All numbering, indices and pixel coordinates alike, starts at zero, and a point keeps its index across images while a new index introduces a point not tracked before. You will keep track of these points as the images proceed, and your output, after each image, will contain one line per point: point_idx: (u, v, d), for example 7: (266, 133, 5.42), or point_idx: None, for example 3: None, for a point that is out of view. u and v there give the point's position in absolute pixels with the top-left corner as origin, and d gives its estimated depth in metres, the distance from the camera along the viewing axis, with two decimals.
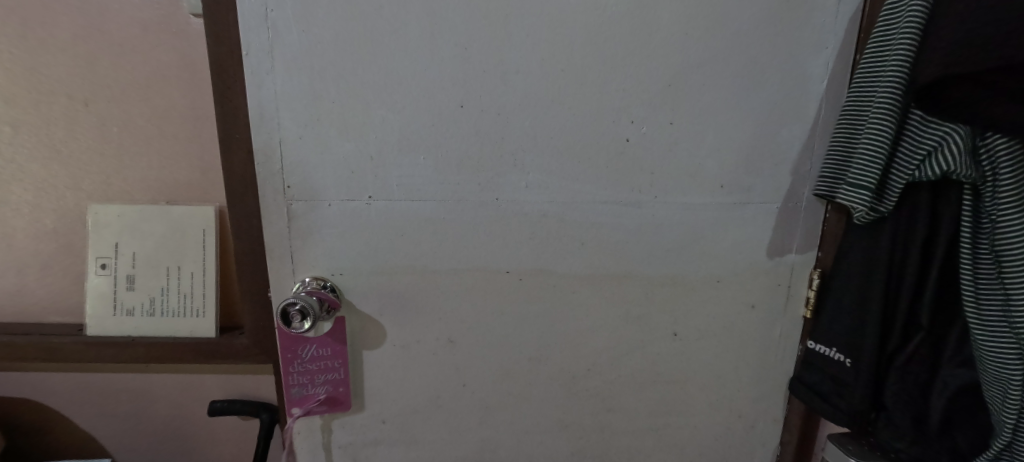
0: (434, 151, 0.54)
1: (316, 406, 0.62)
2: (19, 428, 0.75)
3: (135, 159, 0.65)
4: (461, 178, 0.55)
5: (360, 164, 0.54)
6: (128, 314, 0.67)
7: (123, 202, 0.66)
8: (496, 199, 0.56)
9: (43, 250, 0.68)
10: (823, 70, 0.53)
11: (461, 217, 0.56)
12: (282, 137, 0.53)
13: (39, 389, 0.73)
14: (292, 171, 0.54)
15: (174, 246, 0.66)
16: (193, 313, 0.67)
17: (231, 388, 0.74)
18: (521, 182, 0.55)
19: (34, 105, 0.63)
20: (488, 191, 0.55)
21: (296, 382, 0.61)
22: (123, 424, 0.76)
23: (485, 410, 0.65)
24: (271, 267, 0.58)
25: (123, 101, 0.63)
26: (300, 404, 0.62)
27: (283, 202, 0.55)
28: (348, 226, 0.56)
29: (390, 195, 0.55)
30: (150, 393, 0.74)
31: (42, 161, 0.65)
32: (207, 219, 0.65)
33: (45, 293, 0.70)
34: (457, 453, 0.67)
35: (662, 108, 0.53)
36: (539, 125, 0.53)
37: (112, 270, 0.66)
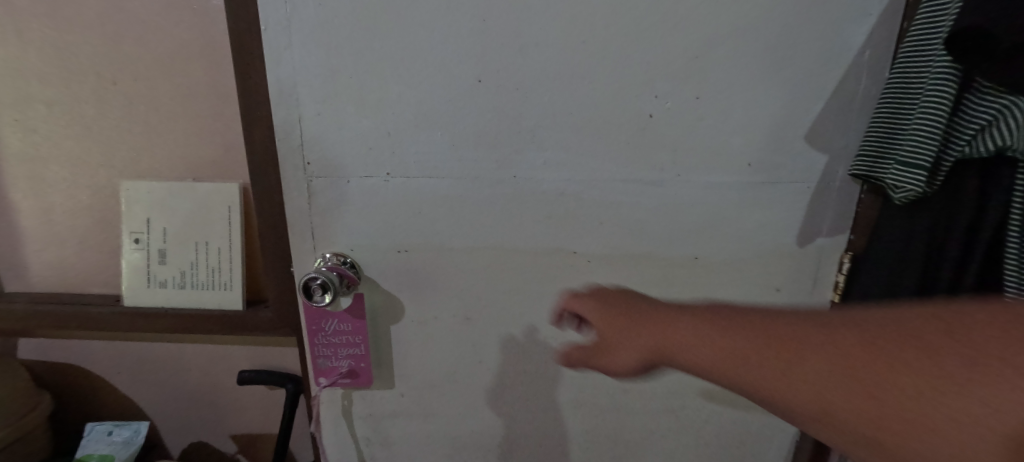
0: (452, 127, 0.53)
1: (340, 378, 0.64)
2: (68, 391, 0.80)
3: (162, 137, 0.67)
4: (479, 154, 0.54)
5: (378, 139, 0.54)
6: (161, 286, 0.70)
7: (153, 178, 0.68)
8: (513, 176, 0.55)
9: (81, 225, 0.71)
10: (866, 40, 0.49)
11: (478, 194, 0.56)
12: (301, 113, 0.53)
13: (83, 356, 0.78)
14: (311, 147, 0.55)
15: (201, 221, 0.68)
16: (221, 286, 0.69)
17: (259, 359, 0.77)
18: (538, 161, 0.54)
19: (66, 84, 0.65)
20: (505, 169, 0.55)
21: (321, 354, 0.63)
22: (159, 390, 0.80)
23: (499, 388, 0.66)
24: (293, 242, 0.59)
25: (150, 79, 0.64)
26: (326, 375, 0.64)
27: (303, 178, 0.56)
28: (366, 202, 0.57)
29: (406, 171, 0.55)
30: (184, 361, 0.78)
31: (77, 138, 0.67)
32: (232, 195, 0.67)
33: (83, 266, 0.73)
34: (473, 427, 0.68)
35: (688, 82, 0.51)
36: (558, 101, 0.52)
37: (145, 244, 0.69)
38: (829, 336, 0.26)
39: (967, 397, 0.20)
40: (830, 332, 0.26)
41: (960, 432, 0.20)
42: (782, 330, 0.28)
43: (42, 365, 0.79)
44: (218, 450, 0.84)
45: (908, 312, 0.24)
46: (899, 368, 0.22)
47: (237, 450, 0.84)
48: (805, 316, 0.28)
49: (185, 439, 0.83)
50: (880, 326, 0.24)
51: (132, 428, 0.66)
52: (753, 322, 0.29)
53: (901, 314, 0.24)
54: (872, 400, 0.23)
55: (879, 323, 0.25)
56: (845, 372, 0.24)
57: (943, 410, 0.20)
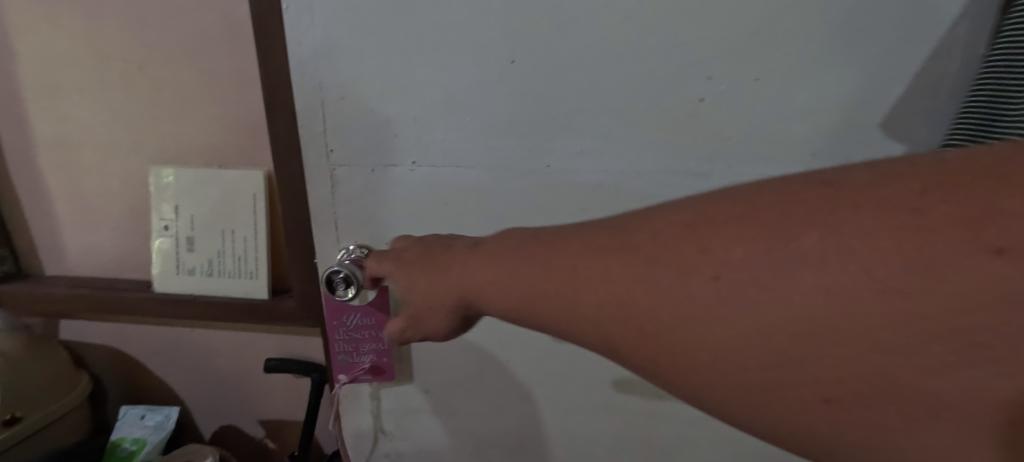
0: (481, 113, 0.50)
1: (362, 374, 0.63)
2: (106, 372, 0.82)
3: (188, 124, 0.66)
4: (510, 142, 0.50)
5: (402, 125, 0.51)
6: (189, 273, 0.70)
7: (180, 165, 0.68)
8: (546, 166, 0.51)
9: (113, 211, 0.72)
10: (961, 9, 0.42)
11: (507, 186, 0.52)
12: (324, 98, 0.51)
13: (119, 339, 0.80)
14: (334, 134, 0.52)
15: (227, 209, 0.67)
16: (247, 275, 0.69)
17: (285, 348, 0.77)
18: (572, 150, 0.50)
19: (96, 69, 0.65)
20: (537, 158, 0.51)
21: (342, 350, 0.60)
22: (190, 374, 0.81)
23: (526, 388, 0.63)
24: (316, 233, 0.58)
25: (175, 64, 0.63)
26: (346, 371, 0.62)
27: (325, 166, 0.54)
28: (390, 193, 0.54)
29: (432, 160, 0.52)
30: (213, 347, 0.79)
31: (107, 125, 0.67)
32: (256, 183, 0.66)
33: (116, 252, 0.74)
34: (498, 426, 0.66)
35: (745, 62, 0.45)
36: (598, 84, 0.47)
37: (173, 231, 0.69)
38: (686, 301, 0.20)
39: (831, 367, 0.17)
40: (682, 294, 0.20)
41: (817, 400, 0.17)
42: (633, 291, 0.22)
43: (82, 346, 0.81)
44: (246, 435, 0.85)
45: (767, 245, 0.18)
46: (757, 336, 0.18)
47: (264, 436, 0.85)
48: (648, 259, 0.21)
49: (215, 423, 0.85)
50: (739, 274, 0.19)
51: (163, 413, 0.67)
52: (602, 282, 0.23)
53: (760, 247, 0.18)
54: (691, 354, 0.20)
55: (734, 269, 0.19)
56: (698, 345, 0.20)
57: (801, 377, 0.18)
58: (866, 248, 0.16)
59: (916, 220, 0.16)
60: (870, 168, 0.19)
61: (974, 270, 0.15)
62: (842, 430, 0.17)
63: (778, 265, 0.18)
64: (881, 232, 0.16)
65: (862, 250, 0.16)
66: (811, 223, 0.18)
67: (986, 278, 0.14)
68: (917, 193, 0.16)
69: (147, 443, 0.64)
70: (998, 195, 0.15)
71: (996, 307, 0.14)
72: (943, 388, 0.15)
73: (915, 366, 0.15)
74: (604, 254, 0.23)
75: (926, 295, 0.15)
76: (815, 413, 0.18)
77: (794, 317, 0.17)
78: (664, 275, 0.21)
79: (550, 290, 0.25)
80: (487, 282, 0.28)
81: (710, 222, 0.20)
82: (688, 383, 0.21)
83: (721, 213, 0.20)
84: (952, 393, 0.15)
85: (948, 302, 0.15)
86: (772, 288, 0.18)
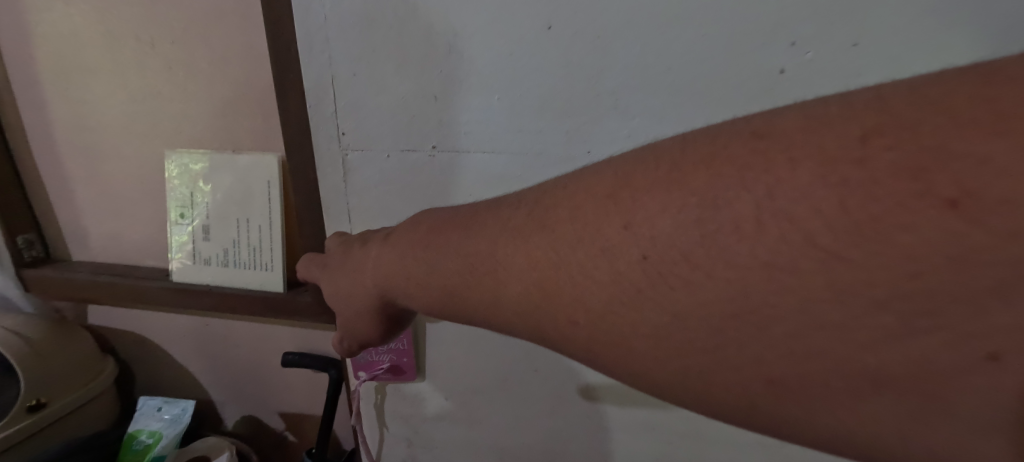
0: (511, 90, 0.43)
1: (381, 373, 0.59)
2: (131, 358, 0.82)
3: (201, 106, 0.62)
4: (545, 124, 0.43)
5: (420, 105, 0.45)
6: (205, 263, 0.67)
7: (195, 150, 0.65)
8: (587, 152, 0.44)
9: (131, 197, 0.70)
10: None
11: (539, 175, 0.45)
12: (335, 74, 0.45)
13: (143, 326, 0.79)
14: (347, 115, 0.47)
15: (242, 196, 0.64)
16: (262, 266, 0.65)
17: (303, 342, 0.74)
18: (617, 134, 0.43)
19: (110, 49, 0.62)
20: (576, 143, 0.43)
21: None
22: (210, 364, 0.80)
23: (555, 400, 0.57)
24: (329, 225, 0.53)
25: (185, 41, 0.59)
26: (366, 369, 0.59)
27: (337, 151, 0.49)
28: (408, 181, 0.48)
29: (453, 144, 0.46)
30: (232, 338, 0.77)
31: (124, 107, 0.65)
32: (271, 169, 0.62)
33: (136, 239, 0.73)
34: (523, 439, 0.60)
35: (843, 22, 0.36)
36: (653, 52, 0.39)
37: (190, 220, 0.67)
38: (608, 286, 0.19)
39: (766, 350, 0.16)
40: (606, 274, 0.19)
41: (758, 374, 0.16)
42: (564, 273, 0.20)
43: (109, 332, 0.81)
44: (266, 427, 0.84)
45: (691, 214, 0.16)
46: (689, 318, 0.17)
47: (284, 429, 0.83)
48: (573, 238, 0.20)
49: (236, 413, 0.84)
50: (664, 252, 0.17)
51: (179, 406, 0.66)
52: (532, 265, 0.21)
53: (685, 218, 0.17)
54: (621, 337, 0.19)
55: (661, 247, 0.17)
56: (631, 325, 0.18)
57: (741, 353, 0.16)
58: (798, 213, 0.14)
59: (858, 172, 0.14)
60: (826, 105, 0.17)
61: (914, 223, 0.13)
62: (782, 414, 0.17)
63: (708, 237, 0.16)
64: (818, 190, 0.14)
65: (797, 215, 0.15)
66: (745, 185, 0.16)
67: (931, 233, 0.13)
68: (859, 138, 0.14)
69: (163, 436, 0.63)
70: (941, 133, 0.13)
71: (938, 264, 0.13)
72: (888, 354, 0.14)
73: (856, 336, 0.14)
74: (534, 233, 0.21)
75: (868, 261, 0.14)
76: (759, 394, 0.17)
77: (723, 291, 0.16)
78: (592, 253, 0.19)
79: (472, 280, 0.24)
80: (426, 266, 0.27)
81: (636, 191, 0.18)
82: (634, 371, 0.20)
83: (646, 179, 0.18)
84: (889, 352, 0.14)
85: (890, 264, 0.13)
86: (701, 263, 0.16)
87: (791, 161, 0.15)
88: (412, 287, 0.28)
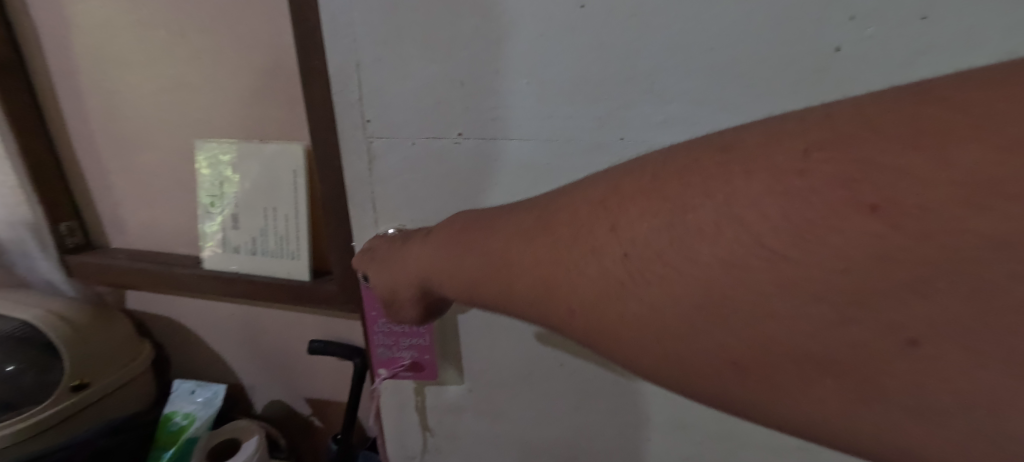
0: (542, 72, 0.41)
1: (402, 370, 0.58)
2: (166, 342, 0.85)
3: (228, 95, 0.63)
4: (579, 108, 0.41)
5: (446, 91, 0.43)
6: (234, 251, 0.68)
7: (223, 140, 0.66)
8: (620, 139, 0.41)
9: (164, 186, 0.71)
10: None
11: (568, 163, 0.43)
12: (360, 59, 0.44)
13: (177, 311, 0.82)
14: (371, 102, 0.46)
15: (269, 186, 0.64)
16: (289, 255, 0.66)
17: (328, 330, 0.75)
18: (654, 118, 0.40)
19: (142, 40, 0.63)
20: (609, 129, 0.41)
21: (382, 343, 0.57)
22: (240, 349, 0.82)
23: (580, 395, 0.56)
24: (353, 214, 0.52)
25: (213, 31, 0.60)
26: (386, 365, 0.58)
27: (362, 139, 0.48)
28: (432, 169, 0.47)
29: (479, 130, 0.44)
30: (260, 325, 0.79)
31: (155, 98, 0.66)
32: (296, 158, 0.62)
33: (169, 227, 0.75)
34: (546, 434, 0.60)
35: None
36: (695, 30, 0.37)
37: (219, 209, 0.68)
38: (598, 280, 0.21)
39: (727, 337, 0.17)
40: (596, 270, 0.21)
41: (723, 365, 0.18)
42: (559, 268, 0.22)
43: (145, 317, 0.84)
44: (294, 412, 0.85)
45: (663, 219, 0.19)
46: (660, 308, 0.19)
47: (310, 415, 0.84)
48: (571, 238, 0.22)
49: (264, 398, 0.86)
50: (643, 249, 0.19)
51: (211, 389, 0.67)
52: (534, 260, 0.24)
53: (659, 222, 0.19)
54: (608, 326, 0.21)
55: (639, 244, 0.19)
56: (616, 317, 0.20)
57: (706, 345, 0.18)
58: (748, 218, 0.16)
59: (797, 187, 0.15)
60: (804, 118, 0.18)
61: (842, 225, 0.14)
62: (749, 397, 0.18)
63: (675, 237, 0.18)
64: (763, 195, 0.16)
65: (743, 220, 0.16)
66: (708, 193, 0.18)
67: (856, 234, 0.14)
68: (803, 152, 0.16)
69: (197, 418, 0.65)
70: (874, 146, 0.15)
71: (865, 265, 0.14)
72: (828, 349, 0.15)
73: (803, 330, 0.16)
74: (540, 232, 0.24)
75: (807, 259, 0.15)
76: (729, 379, 0.18)
77: (686, 287, 0.18)
78: (587, 252, 0.21)
79: (487, 277, 0.26)
80: (454, 263, 0.29)
81: (621, 199, 0.21)
82: (628, 360, 0.21)
83: (637, 192, 0.20)
84: (830, 339, 0.15)
85: (823, 264, 0.15)
86: (669, 260, 0.18)
87: (745, 170, 0.17)
88: (444, 283, 0.30)
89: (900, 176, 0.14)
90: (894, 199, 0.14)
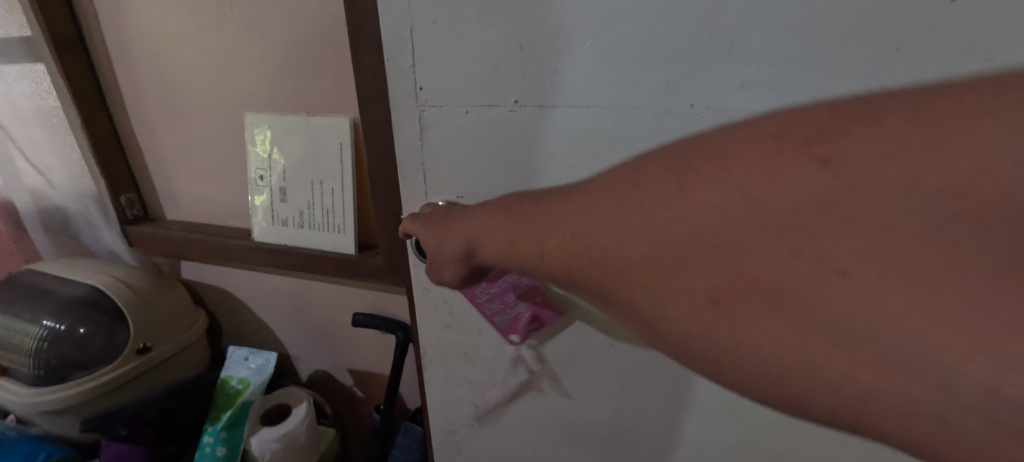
0: (606, 34, 0.38)
1: (528, 327, 0.55)
2: (218, 312, 0.89)
3: (276, 68, 0.63)
4: (646, 72, 0.38)
5: (503, 55, 0.41)
6: (283, 224, 0.70)
7: (271, 113, 0.66)
8: (691, 105, 0.39)
9: (215, 160, 0.73)
10: None
11: (631, 131, 0.41)
12: (413, 22, 0.43)
13: (228, 282, 0.85)
14: (425, 68, 0.44)
15: (316, 159, 0.65)
16: (335, 229, 0.67)
17: (371, 304, 0.76)
18: (731, 81, 0.37)
19: (193, 12, 0.64)
20: (678, 95, 0.39)
21: (494, 311, 0.55)
22: (287, 321, 0.85)
23: (630, 377, 0.54)
24: (403, 186, 0.52)
25: (260, 1, 0.59)
26: (514, 330, 0.55)
27: (414, 108, 0.47)
28: (487, 139, 0.46)
29: (536, 98, 0.42)
30: (306, 297, 0.81)
31: (206, 71, 0.67)
32: (342, 131, 0.62)
33: (220, 200, 0.77)
34: (593, 414, 0.59)
35: None
36: None
37: (268, 182, 0.69)
38: (603, 227, 0.23)
39: (710, 272, 0.19)
40: (602, 220, 0.23)
41: (703, 303, 0.19)
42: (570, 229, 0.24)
43: (199, 287, 0.88)
44: (337, 382, 0.88)
45: (665, 170, 0.21)
46: (654, 248, 0.21)
47: (352, 386, 0.87)
48: (583, 200, 0.24)
49: (309, 368, 0.89)
50: (643, 196, 0.21)
51: (262, 356, 0.69)
52: (556, 222, 0.25)
53: (661, 173, 0.21)
54: (609, 271, 0.23)
55: (640, 192, 0.21)
56: (618, 276, 0.22)
57: (690, 283, 0.20)
58: (734, 165, 0.19)
59: (777, 143, 0.18)
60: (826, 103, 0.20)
61: (807, 169, 0.17)
62: (720, 335, 0.19)
63: (671, 184, 0.20)
64: (748, 149, 0.19)
65: (726, 168, 0.19)
66: (708, 150, 0.20)
67: (813, 179, 0.17)
68: (785, 121, 0.19)
69: (250, 383, 0.66)
70: (850, 120, 0.18)
71: (820, 210, 0.17)
72: (788, 282, 0.17)
73: (770, 262, 0.17)
74: (564, 203, 0.26)
75: (777, 198, 0.17)
76: (705, 316, 0.19)
77: (673, 235, 0.20)
78: (597, 204, 0.24)
79: (512, 236, 0.28)
80: (487, 229, 0.31)
81: (639, 163, 0.23)
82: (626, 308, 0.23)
83: (652, 154, 0.23)
84: (787, 269, 0.17)
85: (794, 200, 0.17)
86: (668, 203, 0.20)
87: (744, 138, 0.19)
88: (482, 251, 0.32)
89: (861, 139, 0.17)
90: (848, 154, 0.17)
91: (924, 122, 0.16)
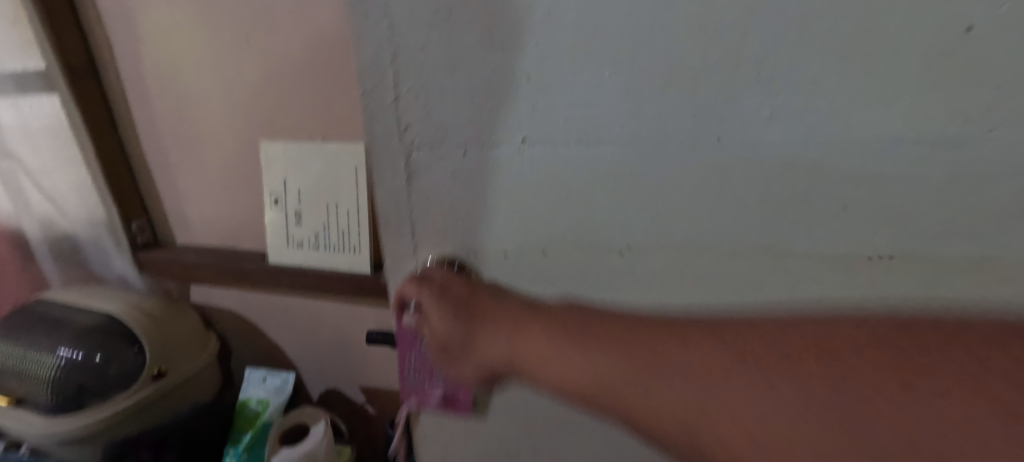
0: (614, 68, 0.35)
1: (432, 402, 0.53)
2: (228, 334, 0.89)
3: (294, 96, 0.66)
4: (665, 107, 0.36)
5: (502, 89, 0.38)
6: (298, 246, 0.71)
7: (287, 138, 0.68)
8: (718, 139, 0.35)
9: (229, 184, 0.75)
10: None
11: (656, 162, 0.38)
12: (396, 54, 0.39)
13: (239, 304, 0.86)
14: (411, 104, 0.41)
15: (332, 182, 0.67)
16: (351, 249, 0.69)
17: (385, 321, 0.78)
18: (758, 114, 0.34)
19: (210, 45, 0.66)
20: (700, 129, 0.35)
21: (415, 374, 0.52)
22: (299, 340, 0.86)
23: None
24: (386, 237, 0.48)
25: (279, 33, 0.62)
26: (417, 397, 0.53)
27: (400, 150, 0.43)
28: (486, 180, 0.42)
29: (549, 136, 0.39)
30: (318, 316, 0.82)
31: (221, 100, 0.69)
32: (358, 156, 0.64)
33: (233, 224, 0.78)
34: None
35: None
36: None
37: (283, 206, 0.70)
38: (640, 366, 0.28)
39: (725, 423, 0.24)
40: (640, 361, 0.28)
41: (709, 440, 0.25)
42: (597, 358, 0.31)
43: (209, 310, 0.88)
44: (349, 400, 0.89)
45: (708, 337, 0.27)
46: (675, 389, 0.26)
47: (364, 403, 0.88)
48: (625, 328, 0.31)
49: (321, 387, 0.89)
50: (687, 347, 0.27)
51: (280, 377, 0.71)
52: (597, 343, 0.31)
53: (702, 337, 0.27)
54: (639, 405, 0.27)
55: (681, 348, 0.27)
56: (644, 406, 0.27)
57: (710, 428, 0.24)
58: (767, 347, 0.24)
59: (800, 337, 0.24)
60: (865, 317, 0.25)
61: (822, 355, 0.22)
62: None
63: (708, 349, 0.26)
64: (783, 337, 0.25)
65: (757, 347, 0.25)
66: (746, 335, 0.26)
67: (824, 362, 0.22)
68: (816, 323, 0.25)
69: (269, 405, 0.68)
70: (871, 333, 0.22)
71: (819, 381, 0.22)
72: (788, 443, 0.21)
73: (774, 422, 0.22)
74: (612, 326, 0.32)
75: (789, 376, 0.23)
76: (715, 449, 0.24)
77: (696, 380, 0.25)
78: (639, 342, 0.29)
79: (552, 343, 0.34)
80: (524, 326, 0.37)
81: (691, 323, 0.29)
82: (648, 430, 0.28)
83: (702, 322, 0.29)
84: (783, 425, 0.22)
85: (801, 375, 0.22)
86: (699, 363, 0.26)
87: (773, 326, 0.26)
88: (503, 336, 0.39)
89: (868, 343, 0.22)
90: (864, 350, 0.22)
91: (933, 343, 0.20)
